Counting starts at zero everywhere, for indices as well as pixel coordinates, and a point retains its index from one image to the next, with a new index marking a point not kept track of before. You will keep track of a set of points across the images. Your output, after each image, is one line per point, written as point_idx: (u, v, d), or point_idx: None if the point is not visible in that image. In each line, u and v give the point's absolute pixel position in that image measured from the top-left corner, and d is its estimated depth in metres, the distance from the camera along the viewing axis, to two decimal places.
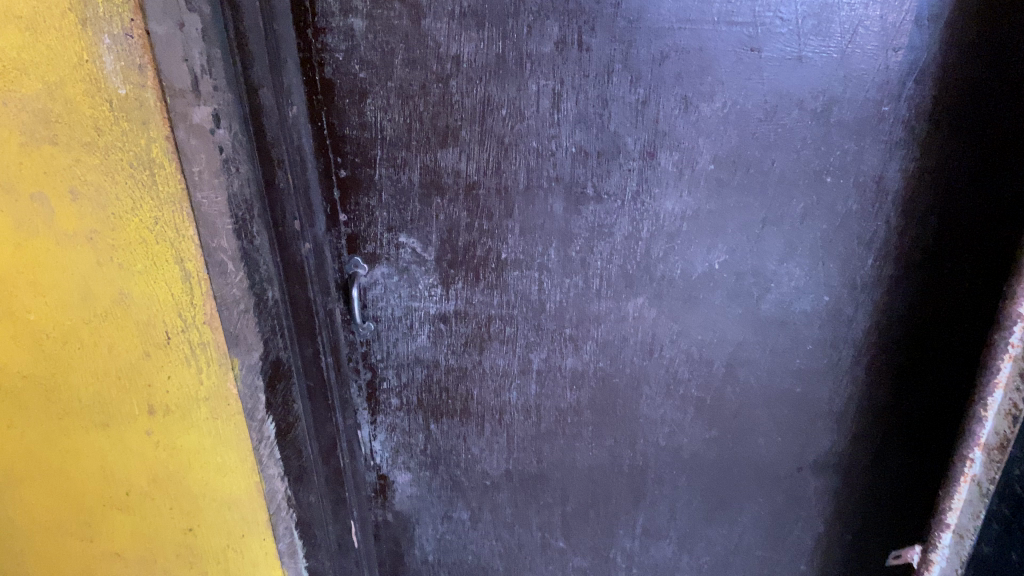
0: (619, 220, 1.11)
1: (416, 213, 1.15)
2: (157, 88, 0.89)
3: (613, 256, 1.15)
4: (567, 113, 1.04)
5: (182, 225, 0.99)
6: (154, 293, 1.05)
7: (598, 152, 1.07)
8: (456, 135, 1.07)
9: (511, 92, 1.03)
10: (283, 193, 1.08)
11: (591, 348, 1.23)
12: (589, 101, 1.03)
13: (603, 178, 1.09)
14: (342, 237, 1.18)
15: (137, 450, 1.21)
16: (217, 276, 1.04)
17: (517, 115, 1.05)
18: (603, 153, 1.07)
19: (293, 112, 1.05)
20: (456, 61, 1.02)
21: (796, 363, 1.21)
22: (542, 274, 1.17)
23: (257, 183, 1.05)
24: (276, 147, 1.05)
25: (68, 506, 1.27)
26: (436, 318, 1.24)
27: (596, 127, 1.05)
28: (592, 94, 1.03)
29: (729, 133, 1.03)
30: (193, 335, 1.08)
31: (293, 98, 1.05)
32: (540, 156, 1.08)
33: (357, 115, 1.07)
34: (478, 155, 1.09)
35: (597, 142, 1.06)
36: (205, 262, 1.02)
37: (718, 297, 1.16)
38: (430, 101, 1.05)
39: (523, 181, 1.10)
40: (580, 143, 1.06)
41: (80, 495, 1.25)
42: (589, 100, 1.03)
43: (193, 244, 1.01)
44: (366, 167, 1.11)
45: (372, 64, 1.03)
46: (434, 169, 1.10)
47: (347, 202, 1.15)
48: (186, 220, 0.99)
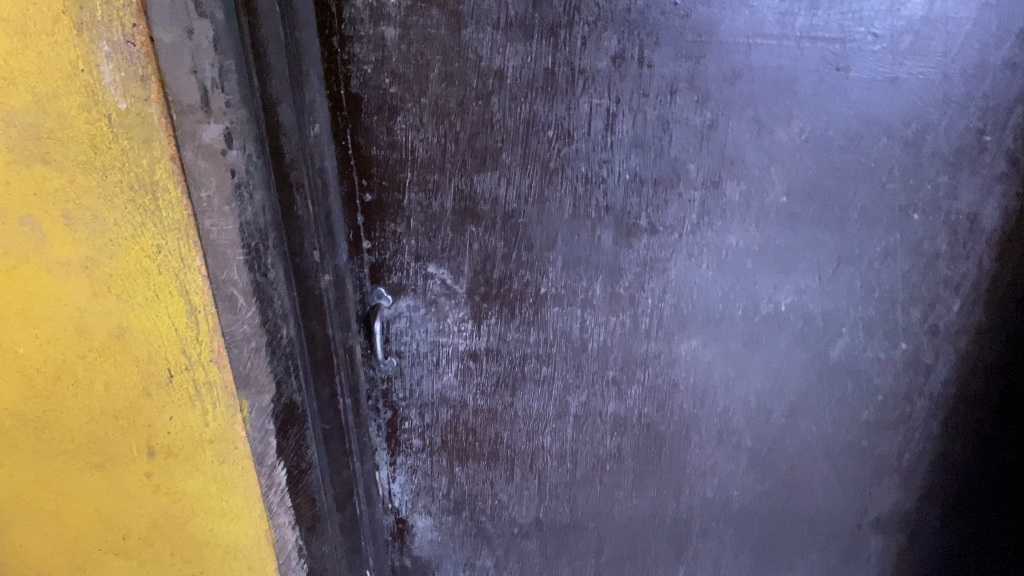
0: (675, 256, 1.00)
1: (447, 242, 1.03)
2: (162, 104, 0.79)
3: (666, 295, 1.03)
4: (622, 136, 0.92)
5: (189, 258, 0.88)
6: (157, 329, 0.93)
7: (655, 180, 0.95)
8: (496, 158, 0.96)
9: (560, 112, 0.92)
10: (302, 221, 0.96)
11: (637, 392, 1.12)
12: (648, 124, 0.91)
13: (659, 209, 0.97)
14: (365, 266, 1.06)
15: (134, 495, 1.09)
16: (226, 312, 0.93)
17: (565, 138, 0.93)
18: (661, 181, 0.95)
19: (315, 130, 0.92)
20: (499, 76, 0.90)
21: (864, 414, 1.09)
22: (586, 312, 1.06)
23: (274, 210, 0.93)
24: (297, 170, 0.92)
25: (64, 548, 1.16)
26: (465, 355, 1.12)
27: (655, 153, 0.93)
28: (651, 116, 0.91)
29: (806, 162, 0.92)
30: (199, 374, 0.97)
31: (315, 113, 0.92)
32: (589, 183, 0.96)
33: (385, 133, 0.96)
34: (520, 181, 0.97)
35: (655, 168, 0.94)
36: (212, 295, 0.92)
37: (782, 341, 1.04)
38: (468, 120, 0.94)
39: (569, 210, 0.98)
40: (635, 169, 0.94)
41: (74, 536, 1.14)
42: (648, 122, 0.91)
43: (199, 275, 0.90)
44: (395, 190, 1.00)
45: (405, 78, 0.92)
46: (469, 195, 0.99)
47: (372, 228, 1.03)
48: (192, 249, 0.87)
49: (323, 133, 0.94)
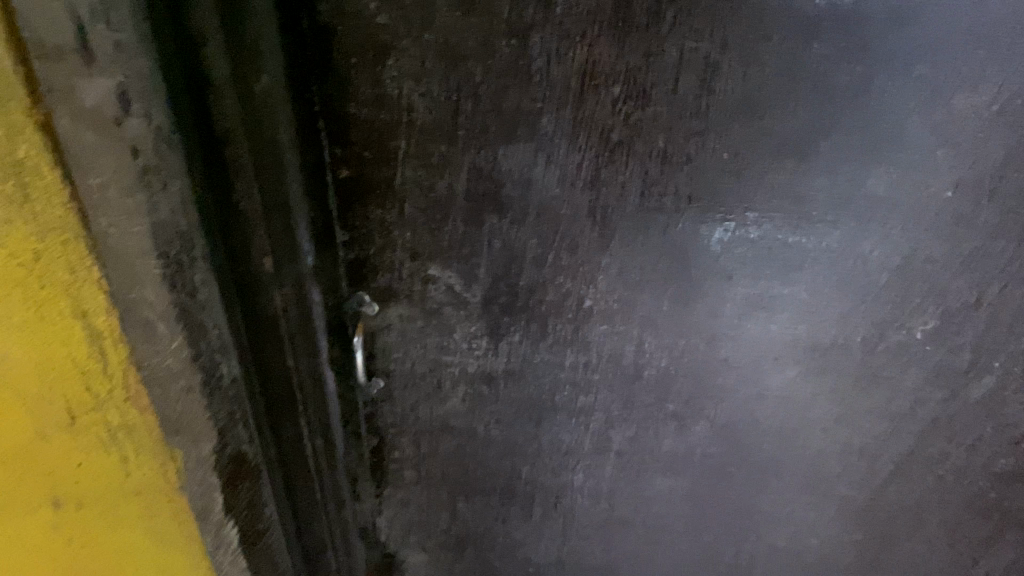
0: (776, 269, 0.71)
1: (457, 237, 0.74)
2: (13, 42, 0.45)
3: (759, 315, 0.74)
4: (724, 99, 0.62)
5: (81, 272, 0.56)
6: (42, 365, 0.63)
7: (764, 165, 0.65)
8: (533, 125, 0.65)
9: (634, 61, 0.61)
10: (247, 216, 0.65)
11: (702, 430, 0.85)
12: (763, 82, 0.61)
13: (765, 205, 0.67)
14: (340, 265, 0.77)
15: (42, 545, 0.82)
16: (144, 343, 0.61)
17: (637, 99, 0.63)
18: (772, 166, 0.65)
19: (265, 78, 0.59)
20: (543, 5, 0.58)
21: (999, 464, 0.83)
22: (645, 330, 0.78)
23: (207, 203, 0.62)
24: (233, 146, 0.61)
25: None
26: (476, 378, 0.85)
27: (768, 125, 0.63)
28: (772, 71, 0.60)
29: (990, 144, 0.62)
30: (113, 417, 0.67)
31: (264, 50, 0.58)
32: (666, 164, 0.66)
33: (370, 85, 0.64)
34: (566, 159, 0.67)
35: (766, 146, 0.64)
36: (121, 321, 0.59)
37: (908, 376, 0.77)
38: (495, 70, 0.62)
39: (633, 200, 0.69)
40: (737, 147, 0.65)
41: None
42: (765, 80, 0.61)
43: (100, 296, 0.57)
44: (382, 165, 0.70)
45: (400, 2, 0.60)
46: (491, 174, 0.69)
47: (349, 215, 0.73)
48: (86, 260, 0.55)
49: (277, 81, 0.60)
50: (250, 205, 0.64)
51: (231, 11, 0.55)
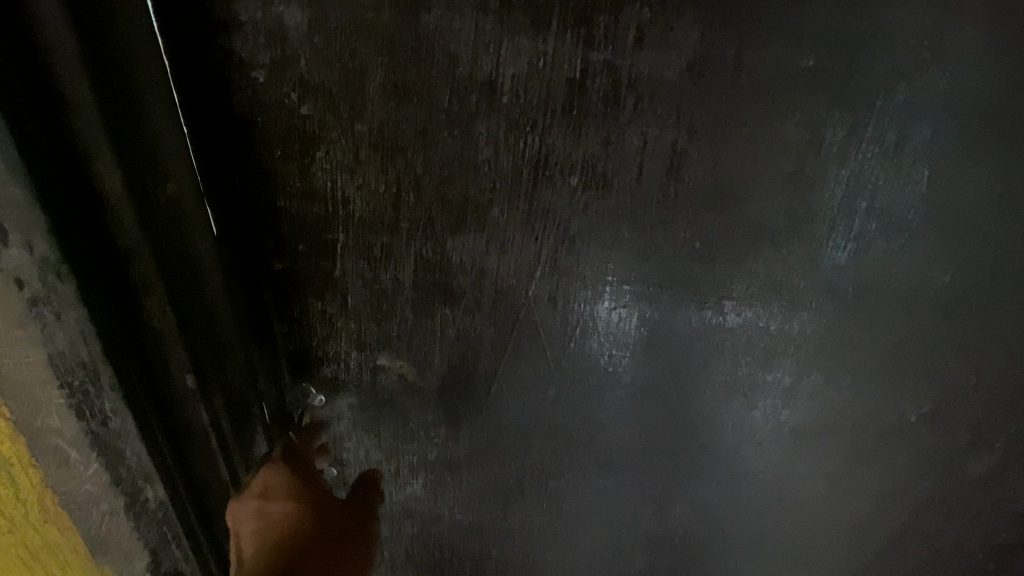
0: (756, 356, 0.65)
1: (406, 326, 0.67)
2: None
3: (740, 400, 0.68)
4: (695, 186, 0.55)
5: None
6: None
7: (739, 254, 0.58)
8: (482, 216, 0.58)
9: (593, 149, 0.54)
10: (163, 335, 0.55)
11: (682, 509, 0.79)
12: (738, 170, 0.54)
13: (743, 294, 0.61)
14: (281, 357, 0.70)
15: None
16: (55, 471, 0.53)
17: (598, 187, 0.56)
18: (750, 256, 0.58)
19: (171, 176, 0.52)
20: (487, 92, 0.52)
21: (998, 536, 0.79)
22: (617, 418, 0.71)
23: (115, 333, 0.52)
24: (136, 262, 0.51)
25: None
26: (437, 465, 0.78)
27: (744, 215, 0.56)
28: (746, 159, 0.53)
29: (987, 229, 0.57)
30: (33, 540, 0.57)
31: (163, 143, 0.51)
32: (632, 253, 0.60)
33: (297, 176, 0.57)
34: (522, 248, 0.60)
35: (742, 236, 0.57)
36: (30, 448, 0.52)
37: (901, 458, 0.71)
38: (436, 159, 0.56)
39: (600, 289, 0.62)
40: (711, 237, 0.58)
41: None
42: (739, 169, 0.54)
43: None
44: (319, 257, 0.63)
45: (324, 90, 0.53)
46: (440, 264, 0.62)
47: (286, 307, 0.67)
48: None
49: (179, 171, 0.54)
50: (163, 323, 0.54)
51: (121, 109, 0.46)
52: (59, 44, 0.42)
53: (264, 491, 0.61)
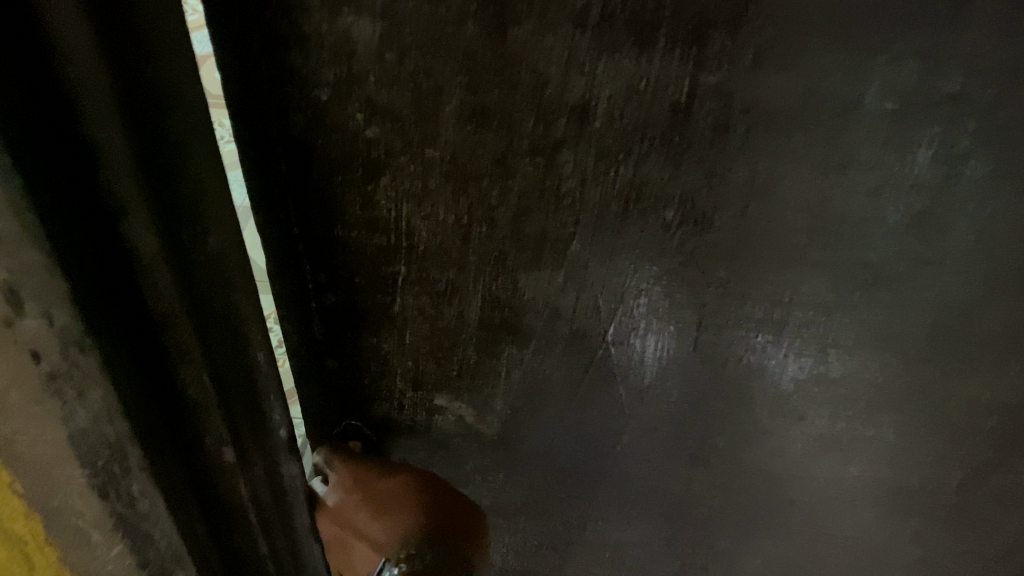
0: (857, 410, 0.58)
1: (468, 366, 0.61)
2: None
3: (833, 456, 0.62)
4: (806, 224, 0.49)
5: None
6: None
7: (850, 301, 0.52)
8: (559, 252, 0.53)
9: (692, 182, 0.48)
10: (198, 403, 0.49)
11: (756, 563, 0.72)
12: (856, 207, 0.48)
13: (849, 344, 0.54)
14: (331, 391, 0.65)
15: None
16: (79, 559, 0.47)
17: (695, 222, 0.50)
18: (860, 302, 0.52)
19: (214, 233, 0.44)
20: (577, 115, 0.46)
21: None
22: (693, 470, 0.65)
23: (143, 404, 0.46)
24: (173, 329, 0.45)
25: None
26: (491, 512, 0.72)
27: (857, 258, 0.50)
28: (869, 196, 0.47)
29: None
30: None
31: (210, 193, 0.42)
32: (726, 296, 0.53)
33: (359, 204, 0.52)
34: (602, 287, 0.54)
35: (855, 280, 0.51)
36: (44, 524, 0.44)
37: (1006, 516, 0.65)
38: (514, 190, 0.50)
39: (688, 333, 0.56)
40: (817, 279, 0.51)
41: None
42: (859, 206, 0.47)
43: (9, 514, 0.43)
44: (376, 290, 0.57)
45: (394, 113, 0.47)
46: (509, 301, 0.56)
47: (339, 341, 0.61)
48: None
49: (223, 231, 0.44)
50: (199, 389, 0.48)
51: (160, 151, 0.39)
52: (81, 68, 0.35)
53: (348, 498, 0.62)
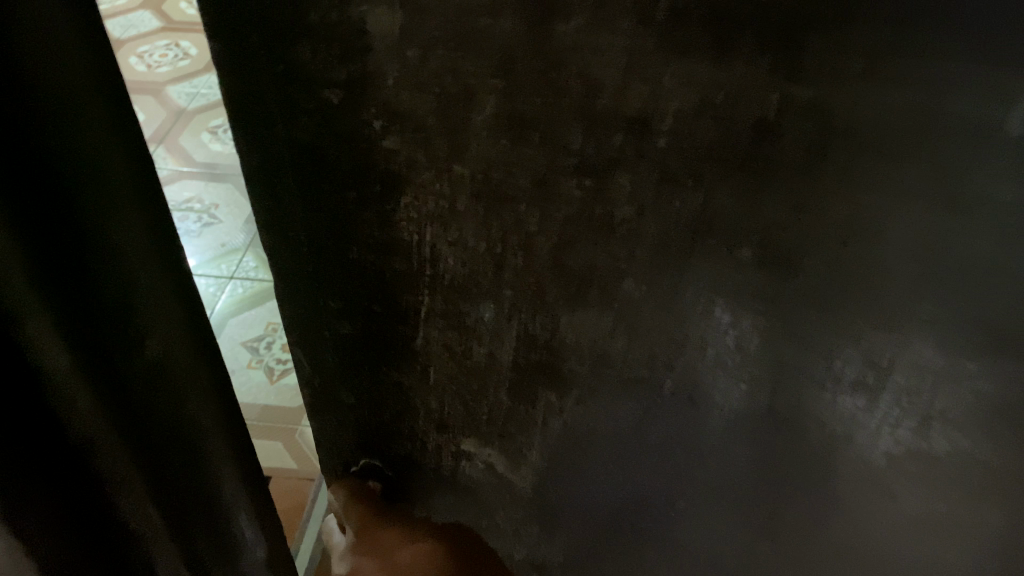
0: (959, 493, 0.48)
1: (500, 411, 0.53)
2: None
3: (929, 543, 0.52)
4: (913, 275, 0.39)
5: None
6: None
7: (964, 368, 0.42)
8: (609, 291, 0.44)
9: (776, 216, 0.39)
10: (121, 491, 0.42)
11: None
12: (983, 258, 0.38)
13: (959, 417, 0.45)
14: (348, 429, 0.57)
15: None
16: None
17: (775, 264, 0.41)
18: (980, 370, 0.42)
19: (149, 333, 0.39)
20: (636, 132, 0.37)
21: None
22: (759, 546, 0.56)
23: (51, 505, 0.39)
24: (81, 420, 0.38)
25: None
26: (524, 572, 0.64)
27: (978, 320, 0.40)
28: (988, 244, 0.38)
29: None
30: None
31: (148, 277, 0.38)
32: (809, 353, 0.44)
33: (376, 225, 0.45)
34: (659, 334, 0.45)
35: (972, 344, 0.41)
36: None
37: None
38: (557, 217, 0.42)
39: (761, 393, 0.47)
40: (927, 338, 0.42)
41: None
42: (977, 256, 0.38)
43: None
44: (396, 323, 0.50)
45: (416, 121, 0.39)
46: (549, 343, 0.48)
47: (357, 374, 0.54)
48: None
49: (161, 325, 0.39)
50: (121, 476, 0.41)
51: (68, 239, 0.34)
52: None
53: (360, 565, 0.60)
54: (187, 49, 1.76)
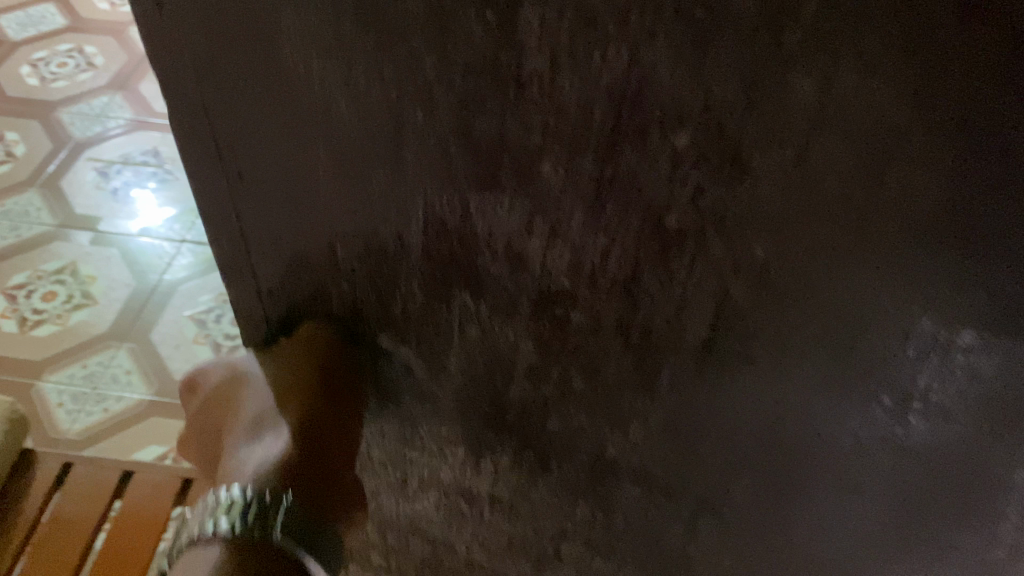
0: (918, 449, 0.41)
1: (415, 306, 0.45)
2: None
3: (887, 510, 0.45)
4: (888, 188, 0.30)
5: None
6: None
7: (941, 306, 0.34)
8: (525, 173, 0.35)
9: (727, 94, 0.29)
10: None
11: None
12: (987, 166, 0.29)
13: (925, 366, 0.36)
14: (255, 309, 0.50)
15: None
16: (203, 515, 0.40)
17: (722, 163, 0.31)
18: (976, 309, 0.34)
19: None
20: None
21: None
22: (702, 513, 0.48)
23: None
24: None
25: None
26: (453, 490, 0.57)
27: (976, 245, 0.32)
28: (980, 152, 0.29)
29: None
30: None
31: None
32: (764, 286, 0.35)
33: (259, 60, 0.35)
34: (583, 242, 0.36)
35: (946, 276, 0.33)
36: None
37: None
38: (457, 64, 0.32)
39: (701, 334, 0.38)
40: (907, 262, 0.33)
41: None
42: (968, 166, 0.29)
43: None
44: (297, 188, 0.41)
45: None
46: (458, 228, 0.39)
47: (255, 248, 0.46)
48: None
49: None
50: None
51: None
52: None
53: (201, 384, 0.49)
54: (91, 59, 1.79)
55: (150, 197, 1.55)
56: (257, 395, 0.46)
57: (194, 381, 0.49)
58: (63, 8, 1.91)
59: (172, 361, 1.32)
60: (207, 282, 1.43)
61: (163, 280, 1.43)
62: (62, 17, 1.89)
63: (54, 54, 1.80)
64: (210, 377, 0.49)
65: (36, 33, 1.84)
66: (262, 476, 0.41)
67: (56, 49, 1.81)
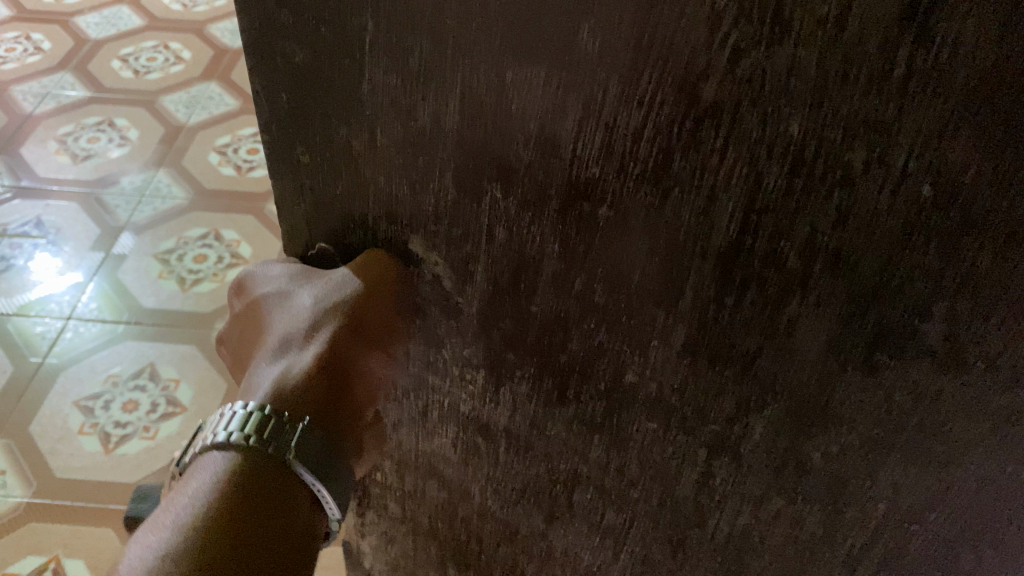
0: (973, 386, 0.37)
1: (445, 203, 0.43)
2: None
3: (918, 474, 0.42)
4: (936, 64, 0.28)
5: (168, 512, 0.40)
6: None
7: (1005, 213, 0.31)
8: (563, 39, 0.33)
9: None
10: None
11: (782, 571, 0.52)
12: None
13: (987, 280, 0.33)
14: (286, 207, 0.48)
15: None
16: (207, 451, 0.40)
17: (762, 17, 0.29)
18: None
19: None
20: None
21: None
22: (732, 443, 0.45)
23: None
24: None
25: None
26: (470, 427, 0.54)
27: (1022, 139, 0.29)
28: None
29: None
30: None
31: None
32: (798, 177, 0.33)
33: None
34: (616, 118, 0.35)
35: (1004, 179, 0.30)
36: None
37: None
38: None
39: (731, 232, 0.36)
40: (957, 159, 0.30)
41: None
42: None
43: None
44: (334, 58, 0.39)
45: None
46: (492, 106, 0.37)
47: (289, 134, 0.44)
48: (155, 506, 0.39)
49: None
50: None
51: None
52: None
53: (246, 286, 0.50)
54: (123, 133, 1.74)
55: (45, 264, 1.45)
56: (293, 315, 0.46)
57: (243, 279, 0.50)
58: (81, 77, 1.87)
59: (54, 456, 1.18)
60: (96, 363, 1.31)
61: (45, 363, 1.30)
62: (84, 87, 1.84)
63: (82, 127, 1.74)
64: (256, 281, 0.50)
65: (55, 105, 1.79)
66: (277, 399, 0.42)
67: (84, 123, 1.75)
